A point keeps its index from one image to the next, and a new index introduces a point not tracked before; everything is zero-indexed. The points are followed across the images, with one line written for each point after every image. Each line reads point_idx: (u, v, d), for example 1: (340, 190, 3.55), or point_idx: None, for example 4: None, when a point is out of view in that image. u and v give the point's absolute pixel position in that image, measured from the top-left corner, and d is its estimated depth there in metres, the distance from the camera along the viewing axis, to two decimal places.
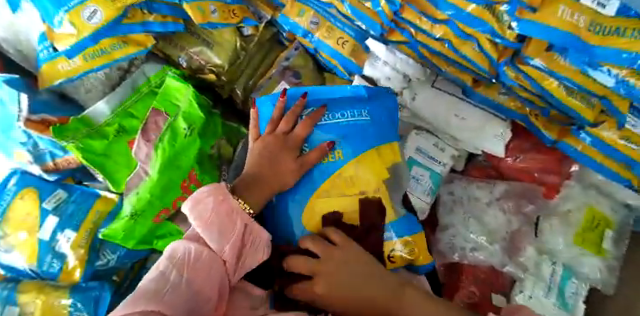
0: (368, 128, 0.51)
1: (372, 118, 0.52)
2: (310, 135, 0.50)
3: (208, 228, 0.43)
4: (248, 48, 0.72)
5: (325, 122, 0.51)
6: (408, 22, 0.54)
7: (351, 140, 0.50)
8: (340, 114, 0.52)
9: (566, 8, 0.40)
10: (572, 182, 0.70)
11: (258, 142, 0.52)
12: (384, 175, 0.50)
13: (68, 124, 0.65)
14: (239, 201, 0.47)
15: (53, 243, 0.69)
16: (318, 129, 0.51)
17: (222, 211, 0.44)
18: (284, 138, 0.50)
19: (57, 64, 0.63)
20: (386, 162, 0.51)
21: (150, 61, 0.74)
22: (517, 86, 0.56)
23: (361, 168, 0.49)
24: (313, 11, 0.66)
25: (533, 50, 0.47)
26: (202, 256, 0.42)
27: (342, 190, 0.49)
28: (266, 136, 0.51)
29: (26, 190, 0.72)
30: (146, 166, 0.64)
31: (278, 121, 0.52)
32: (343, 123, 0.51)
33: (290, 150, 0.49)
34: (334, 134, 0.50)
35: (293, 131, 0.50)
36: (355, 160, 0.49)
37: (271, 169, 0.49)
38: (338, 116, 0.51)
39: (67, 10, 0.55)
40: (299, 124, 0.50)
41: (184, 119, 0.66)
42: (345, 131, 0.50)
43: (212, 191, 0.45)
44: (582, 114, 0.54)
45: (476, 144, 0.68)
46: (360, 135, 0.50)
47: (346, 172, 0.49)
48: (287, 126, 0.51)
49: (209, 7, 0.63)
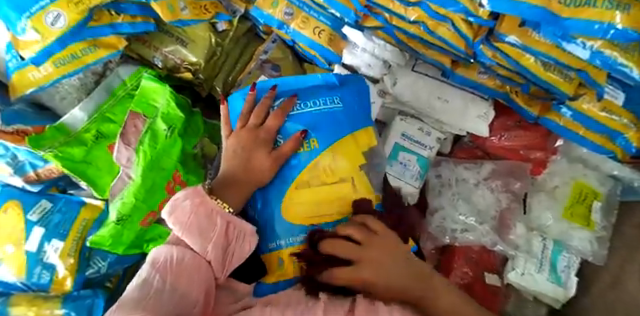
0: (340, 116, 0.51)
1: (345, 105, 0.51)
2: (282, 127, 0.50)
3: (189, 231, 0.42)
4: (224, 44, 0.71)
5: (297, 112, 0.50)
6: (380, 6, 0.54)
7: (323, 129, 0.50)
8: (312, 102, 0.51)
9: None
10: (558, 157, 0.71)
11: (231, 139, 0.51)
12: (360, 160, 0.51)
13: (45, 133, 0.64)
14: (218, 201, 0.46)
15: (41, 255, 0.69)
16: (289, 119, 0.50)
17: (201, 213, 0.43)
18: (256, 132, 0.49)
19: (26, 73, 0.62)
20: (362, 146, 0.52)
21: (124, 63, 0.72)
22: (494, 65, 0.55)
23: (338, 156, 0.49)
24: (286, 2, 0.65)
25: (507, 27, 0.46)
26: (185, 259, 0.42)
27: (321, 179, 0.49)
28: (238, 132, 0.51)
29: (9, 203, 0.71)
30: (128, 169, 0.63)
31: (248, 115, 0.51)
32: (315, 113, 0.50)
33: (266, 144, 0.49)
34: (306, 122, 0.50)
35: (264, 124, 0.50)
36: (330, 149, 0.49)
37: (246, 167, 0.49)
38: (311, 105, 0.51)
39: (29, 16, 0.54)
40: (271, 116, 0.50)
41: (163, 119, 0.66)
42: (317, 120, 0.50)
43: (189, 194, 0.44)
44: (560, 89, 0.54)
45: (461, 125, 0.68)
46: (332, 122, 0.50)
47: (323, 161, 0.49)
48: (258, 119, 0.50)
49: (178, 5, 0.62)
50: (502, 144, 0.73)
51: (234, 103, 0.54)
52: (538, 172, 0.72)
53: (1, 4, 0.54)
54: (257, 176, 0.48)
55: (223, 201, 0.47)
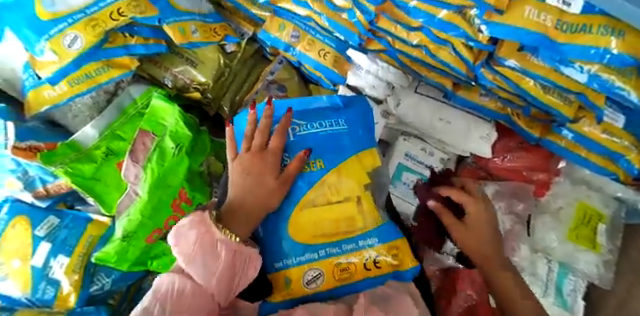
0: (345, 138, 0.52)
1: (349, 128, 0.53)
2: (288, 145, 0.51)
3: (192, 262, 0.42)
4: (232, 65, 0.73)
5: (303, 133, 0.52)
6: (383, 30, 0.55)
7: (328, 149, 0.51)
8: (319, 123, 0.53)
9: (532, 9, 0.42)
10: (561, 178, 0.71)
11: (236, 163, 0.51)
12: (365, 179, 0.52)
13: (57, 149, 0.66)
14: (226, 231, 0.44)
15: (47, 270, 0.69)
16: (293, 140, 0.51)
17: (205, 243, 0.42)
18: (261, 154, 0.49)
19: (41, 91, 0.64)
20: (366, 167, 0.53)
21: (135, 83, 0.74)
22: (495, 87, 0.57)
23: (344, 176, 0.51)
24: (292, 25, 0.67)
25: (506, 51, 0.48)
26: (186, 290, 0.41)
27: (327, 198, 0.49)
28: (243, 155, 0.51)
29: (18, 219, 0.72)
30: (136, 186, 0.65)
31: (251, 136, 0.51)
32: (321, 134, 0.52)
33: (272, 166, 0.49)
34: (311, 143, 0.51)
35: (269, 146, 0.50)
36: (335, 169, 0.51)
37: (255, 191, 0.48)
38: (317, 126, 0.52)
39: (48, 38, 0.56)
40: (274, 136, 0.50)
41: (171, 137, 0.67)
42: (323, 141, 0.52)
43: (194, 224, 0.43)
44: (560, 111, 0.55)
45: (464, 146, 0.69)
46: (336, 143, 0.52)
47: (329, 180, 0.50)
48: (262, 139, 0.50)
49: (189, 27, 0.64)
50: (505, 165, 0.74)
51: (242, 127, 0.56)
52: (542, 193, 0.72)
53: (22, 26, 0.56)
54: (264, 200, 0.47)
55: (231, 231, 0.45)
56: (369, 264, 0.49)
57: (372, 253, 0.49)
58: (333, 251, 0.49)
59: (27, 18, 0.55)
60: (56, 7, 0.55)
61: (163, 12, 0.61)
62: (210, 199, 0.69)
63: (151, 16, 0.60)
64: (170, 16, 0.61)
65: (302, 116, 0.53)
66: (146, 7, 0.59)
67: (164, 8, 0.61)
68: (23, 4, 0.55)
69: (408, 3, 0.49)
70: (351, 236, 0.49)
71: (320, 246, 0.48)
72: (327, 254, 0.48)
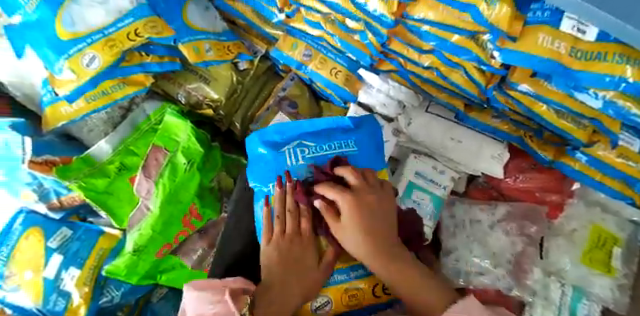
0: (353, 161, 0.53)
1: (359, 149, 0.53)
2: (296, 169, 0.52)
3: None
4: (244, 82, 0.74)
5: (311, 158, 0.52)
6: (395, 52, 0.56)
7: None
8: (327, 146, 0.52)
9: (546, 36, 0.41)
10: (575, 200, 0.70)
11: (270, 246, 0.49)
12: None
13: (72, 164, 0.68)
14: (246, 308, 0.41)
15: (58, 282, 0.71)
16: (298, 169, 0.52)
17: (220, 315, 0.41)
18: (298, 237, 0.49)
19: (58, 107, 0.66)
20: None
21: (149, 99, 0.75)
22: (507, 110, 0.57)
23: None
24: (305, 44, 0.68)
25: (519, 76, 0.48)
26: None
27: None
28: (278, 239, 0.49)
29: (32, 230, 0.74)
30: (148, 200, 0.66)
31: (282, 215, 0.50)
32: (329, 157, 0.52)
33: (309, 247, 0.49)
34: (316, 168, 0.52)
35: (302, 230, 0.50)
36: None
37: (297, 275, 0.47)
38: (325, 149, 0.52)
39: (67, 57, 0.57)
40: (305, 219, 0.50)
41: (183, 153, 0.67)
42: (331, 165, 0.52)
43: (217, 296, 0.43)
44: (574, 135, 0.55)
45: (475, 166, 0.68)
46: None
47: None
48: (294, 222, 0.50)
49: (204, 46, 0.65)
50: (516, 185, 0.73)
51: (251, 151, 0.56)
52: (555, 215, 0.71)
53: (42, 44, 0.57)
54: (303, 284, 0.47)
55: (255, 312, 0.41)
56: (378, 291, 0.51)
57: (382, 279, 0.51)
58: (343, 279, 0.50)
59: (48, 38, 0.57)
60: (76, 28, 0.57)
61: (178, 32, 0.62)
62: (219, 215, 0.70)
63: (167, 36, 0.61)
64: (185, 36, 0.63)
65: (310, 138, 0.53)
66: (163, 28, 0.60)
67: (179, 27, 0.62)
68: (45, 24, 0.56)
69: (420, 28, 0.49)
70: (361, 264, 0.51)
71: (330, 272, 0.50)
72: (336, 281, 0.50)
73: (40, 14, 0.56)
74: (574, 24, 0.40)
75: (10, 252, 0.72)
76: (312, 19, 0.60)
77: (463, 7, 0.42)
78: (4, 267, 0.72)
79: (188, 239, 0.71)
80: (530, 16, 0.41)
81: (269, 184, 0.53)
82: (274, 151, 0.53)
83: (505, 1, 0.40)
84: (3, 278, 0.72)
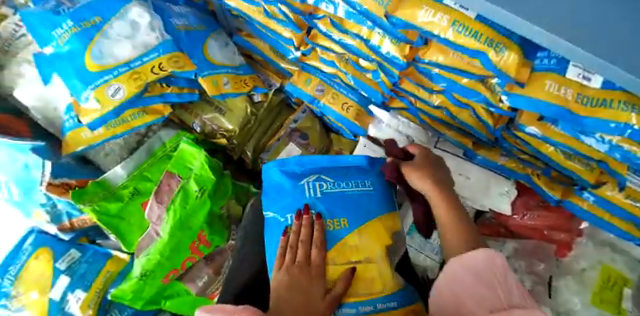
0: (369, 199, 0.55)
1: (374, 189, 0.56)
2: (313, 203, 0.54)
3: None
4: (258, 114, 0.76)
5: (329, 192, 0.54)
6: (406, 91, 0.58)
7: (351, 209, 0.53)
8: (344, 183, 0.56)
9: (553, 83, 0.43)
10: (584, 239, 0.70)
11: (280, 272, 0.48)
12: (387, 240, 0.53)
13: (87, 187, 0.70)
14: None
15: (63, 304, 0.71)
16: (315, 200, 0.54)
17: None
18: (308, 268, 0.48)
19: (79, 133, 0.68)
20: (388, 228, 0.54)
21: (166, 127, 0.78)
22: (516, 149, 0.58)
23: (364, 238, 0.51)
24: (318, 80, 0.71)
25: (526, 119, 0.50)
26: None
27: (347, 257, 0.50)
28: (289, 267, 0.48)
29: (42, 250, 0.74)
30: (157, 226, 0.67)
31: (295, 245, 0.50)
32: (346, 193, 0.55)
33: (317, 280, 0.48)
34: (333, 201, 0.54)
35: (312, 260, 0.49)
36: (357, 230, 0.52)
37: (303, 304, 0.44)
38: (342, 185, 0.55)
39: (93, 88, 0.60)
40: (315, 248, 0.50)
41: (195, 181, 0.69)
42: (346, 202, 0.54)
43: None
44: (582, 176, 0.56)
45: (482, 201, 0.69)
46: (360, 204, 0.54)
47: (350, 241, 0.51)
48: (305, 251, 0.49)
49: (222, 79, 0.68)
50: (525, 222, 0.74)
51: (270, 181, 0.58)
52: (564, 254, 0.70)
53: (71, 76, 0.60)
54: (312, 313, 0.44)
55: None
56: None
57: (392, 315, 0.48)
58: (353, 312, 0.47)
59: (77, 69, 0.60)
60: (104, 60, 0.61)
61: (200, 67, 0.65)
62: (226, 243, 0.71)
63: (189, 70, 0.64)
64: (206, 70, 0.66)
65: (328, 173, 0.57)
66: (185, 62, 0.64)
67: (201, 62, 0.66)
68: (75, 55, 0.60)
69: (431, 70, 0.51)
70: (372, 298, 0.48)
71: (339, 305, 0.47)
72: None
73: (72, 46, 0.60)
74: (579, 72, 0.41)
75: (18, 272, 0.73)
76: (327, 57, 0.63)
77: (473, 53, 0.44)
78: (11, 286, 0.72)
79: (194, 265, 0.71)
80: (537, 63, 0.44)
81: (286, 214, 0.54)
82: (294, 180, 0.56)
83: (513, 50, 0.42)
84: (9, 298, 0.71)
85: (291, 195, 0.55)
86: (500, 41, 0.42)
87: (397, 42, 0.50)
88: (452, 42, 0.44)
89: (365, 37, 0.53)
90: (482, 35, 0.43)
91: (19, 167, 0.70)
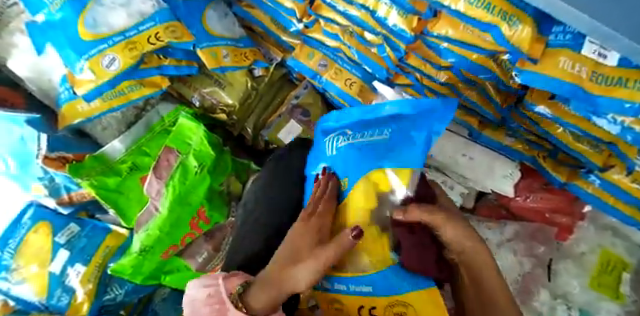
0: (389, 149, 0.46)
1: (393, 137, 0.46)
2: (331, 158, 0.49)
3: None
4: (259, 88, 0.74)
5: (346, 144, 0.48)
6: (413, 67, 0.56)
7: (368, 160, 0.45)
8: (368, 132, 0.48)
9: (567, 60, 0.41)
10: (585, 223, 0.69)
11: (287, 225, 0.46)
12: (371, 201, 0.44)
13: (85, 161, 0.69)
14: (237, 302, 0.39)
15: (63, 277, 0.72)
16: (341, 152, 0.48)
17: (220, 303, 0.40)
18: (306, 219, 0.43)
19: (75, 105, 0.67)
20: (404, 180, 0.44)
21: (165, 100, 0.76)
22: (522, 129, 0.57)
23: (368, 192, 0.44)
24: (321, 54, 0.68)
25: (536, 97, 0.48)
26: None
27: (360, 206, 0.43)
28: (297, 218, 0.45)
29: (40, 224, 0.74)
30: (156, 201, 0.67)
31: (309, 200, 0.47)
32: (365, 144, 0.47)
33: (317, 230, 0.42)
34: (355, 151, 0.47)
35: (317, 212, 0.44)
36: (365, 182, 0.45)
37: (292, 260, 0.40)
38: (366, 135, 0.48)
39: (87, 58, 0.58)
40: (322, 200, 0.44)
41: (195, 156, 0.68)
42: (362, 153, 0.46)
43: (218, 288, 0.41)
44: (590, 159, 0.54)
45: (485, 183, 0.68)
46: (378, 156, 0.45)
47: (356, 195, 0.44)
48: (311, 205, 0.45)
49: (221, 51, 0.66)
50: (527, 204, 0.73)
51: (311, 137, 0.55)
52: (564, 237, 0.69)
53: (64, 45, 0.58)
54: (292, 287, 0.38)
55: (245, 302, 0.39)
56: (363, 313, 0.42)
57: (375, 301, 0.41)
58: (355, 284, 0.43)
59: (70, 38, 0.58)
60: (98, 29, 0.58)
61: (198, 38, 0.63)
62: (226, 219, 0.70)
63: (187, 41, 0.62)
64: (204, 41, 0.63)
65: (353, 126, 0.50)
66: (183, 33, 0.62)
67: (199, 33, 0.63)
68: (68, 24, 0.57)
69: (439, 45, 0.49)
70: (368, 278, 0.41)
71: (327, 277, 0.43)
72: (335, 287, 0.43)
73: (64, 14, 0.57)
74: (595, 49, 0.39)
75: (18, 245, 0.73)
76: (331, 30, 0.61)
77: (484, 26, 0.42)
78: (11, 260, 0.72)
79: (194, 242, 0.71)
80: (551, 39, 0.41)
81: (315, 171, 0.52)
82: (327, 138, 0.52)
83: (527, 23, 0.40)
84: (9, 271, 0.72)
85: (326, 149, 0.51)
86: (513, 13, 0.40)
87: (405, 14, 0.47)
88: (463, 14, 0.42)
89: (371, 8, 0.50)
90: (495, 7, 0.41)
91: (15, 140, 0.69)
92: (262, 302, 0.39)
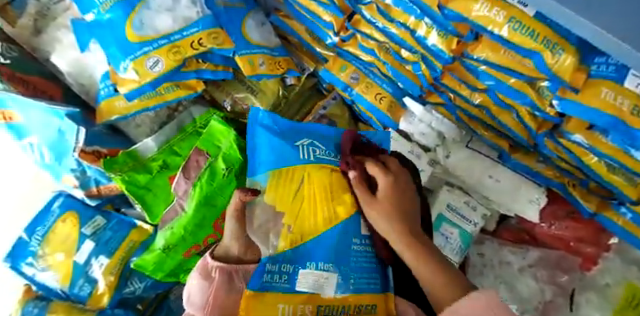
0: (264, 156, 0.46)
1: (274, 152, 0.46)
2: (297, 169, 0.45)
3: (192, 294, 0.47)
4: (289, 97, 0.76)
5: (302, 160, 0.46)
6: (447, 87, 0.57)
7: (285, 162, 0.46)
8: (313, 148, 0.47)
9: (608, 90, 0.39)
10: (611, 255, 0.67)
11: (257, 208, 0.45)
12: (284, 202, 0.44)
13: (118, 157, 0.72)
14: (210, 263, 0.48)
15: (87, 268, 0.75)
16: (294, 160, 0.46)
17: (202, 273, 0.47)
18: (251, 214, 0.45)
19: (114, 102, 0.70)
20: (290, 189, 0.45)
21: (197, 103, 0.78)
22: (555, 156, 0.56)
23: (273, 196, 0.45)
24: (353, 67, 0.70)
25: (573, 126, 0.47)
26: (195, 299, 0.47)
27: (292, 195, 0.44)
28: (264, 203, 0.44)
29: (68, 214, 0.77)
30: (183, 201, 0.69)
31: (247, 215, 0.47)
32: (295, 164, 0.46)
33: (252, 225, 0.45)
34: (286, 153, 0.46)
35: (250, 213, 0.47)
36: (298, 185, 0.45)
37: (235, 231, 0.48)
38: (312, 151, 0.47)
39: (133, 58, 0.60)
40: (283, 201, 0.44)
41: (223, 159, 0.67)
42: (276, 157, 0.46)
43: (199, 266, 0.49)
44: (623, 190, 0.53)
45: (509, 205, 0.69)
46: (277, 158, 0.46)
47: (295, 186, 0.45)
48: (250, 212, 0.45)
49: (258, 60, 0.67)
50: (551, 232, 0.71)
51: (251, 139, 0.49)
52: (588, 268, 0.68)
53: (111, 45, 0.61)
54: (232, 252, 0.49)
55: (215, 265, 0.47)
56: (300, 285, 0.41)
57: (283, 300, 0.40)
58: (336, 286, 0.41)
59: (117, 39, 0.60)
60: (144, 31, 0.61)
61: (237, 45, 0.65)
62: None
63: (227, 47, 0.64)
64: (243, 49, 0.65)
65: (321, 140, 0.49)
66: (224, 40, 0.64)
67: (238, 40, 0.65)
68: (116, 25, 0.60)
69: (478, 67, 0.50)
70: (337, 257, 0.42)
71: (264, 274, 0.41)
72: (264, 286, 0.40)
73: (113, 15, 0.60)
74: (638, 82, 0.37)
75: (46, 232, 0.75)
76: (367, 45, 0.62)
77: (526, 53, 0.42)
78: (37, 246, 0.75)
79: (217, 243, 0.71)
80: (594, 69, 0.40)
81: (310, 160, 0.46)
82: (277, 134, 0.47)
83: (570, 53, 0.39)
84: (36, 257, 0.75)
85: (272, 152, 0.46)
86: (557, 42, 0.40)
87: (444, 35, 0.48)
88: (506, 39, 0.42)
89: (411, 27, 0.51)
90: (539, 34, 0.40)
91: (53, 131, 0.71)
92: (223, 253, 0.49)
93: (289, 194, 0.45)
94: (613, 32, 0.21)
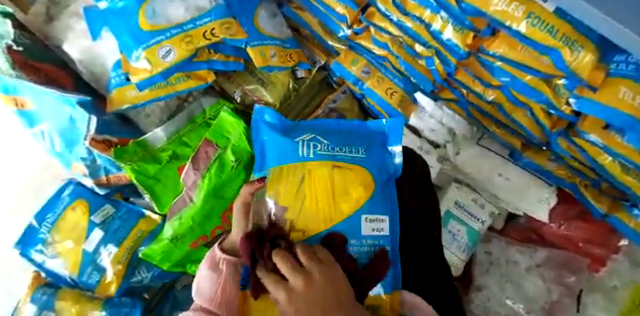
0: (268, 152, 0.45)
1: (276, 149, 0.44)
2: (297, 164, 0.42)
3: (201, 283, 0.47)
4: (300, 89, 0.75)
5: (303, 155, 0.42)
6: (461, 82, 0.57)
7: (285, 157, 0.43)
8: (316, 142, 0.44)
9: (627, 90, 0.39)
10: (620, 257, 0.66)
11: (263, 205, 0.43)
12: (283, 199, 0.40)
13: (129, 146, 0.72)
14: (218, 254, 0.48)
15: (96, 256, 0.75)
16: (293, 155, 0.43)
17: (210, 263, 0.47)
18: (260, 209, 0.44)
19: (125, 91, 0.70)
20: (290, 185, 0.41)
21: (207, 94, 0.78)
22: (568, 156, 0.55)
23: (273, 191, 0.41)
24: (365, 61, 0.69)
25: (588, 125, 0.47)
26: (204, 288, 0.46)
27: (291, 192, 0.40)
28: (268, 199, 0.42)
29: (78, 202, 0.77)
30: (191, 191, 0.69)
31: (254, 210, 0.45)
32: (296, 158, 0.42)
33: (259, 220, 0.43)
34: (287, 148, 0.44)
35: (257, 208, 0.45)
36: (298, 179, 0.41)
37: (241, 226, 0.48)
38: (314, 145, 0.43)
39: (145, 48, 0.60)
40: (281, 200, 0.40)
41: (232, 151, 0.67)
42: (277, 153, 0.44)
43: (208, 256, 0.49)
44: (636, 192, 0.53)
45: (518, 204, 0.68)
46: (278, 154, 0.44)
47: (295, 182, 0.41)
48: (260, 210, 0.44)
49: (269, 51, 0.67)
50: (561, 232, 0.70)
51: (255, 139, 0.49)
52: (596, 269, 0.67)
53: (123, 33, 0.61)
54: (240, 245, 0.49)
55: (223, 256, 0.47)
56: None
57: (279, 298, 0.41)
58: None
59: (130, 28, 0.60)
60: (156, 20, 0.61)
61: (249, 36, 0.65)
62: None
63: (240, 38, 0.64)
64: (255, 40, 0.65)
65: (326, 135, 0.45)
66: (236, 30, 0.64)
67: (251, 31, 0.65)
68: (128, 14, 0.60)
69: (493, 63, 0.49)
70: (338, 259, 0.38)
71: None
72: None
73: (126, 4, 0.61)
74: None
75: (57, 220, 0.76)
76: (380, 39, 0.61)
77: (545, 49, 0.41)
78: (47, 234, 0.76)
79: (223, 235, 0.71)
80: (613, 68, 0.39)
81: (311, 156, 0.42)
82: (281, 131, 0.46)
83: (589, 50, 0.38)
84: (46, 244, 0.75)
85: (275, 149, 0.44)
86: (576, 39, 0.38)
87: (460, 30, 0.47)
88: (525, 35, 0.41)
89: (426, 21, 0.50)
90: (559, 31, 0.39)
91: (65, 120, 0.71)
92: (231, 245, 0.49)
93: (288, 191, 0.41)
94: (631, 27, 0.20)
